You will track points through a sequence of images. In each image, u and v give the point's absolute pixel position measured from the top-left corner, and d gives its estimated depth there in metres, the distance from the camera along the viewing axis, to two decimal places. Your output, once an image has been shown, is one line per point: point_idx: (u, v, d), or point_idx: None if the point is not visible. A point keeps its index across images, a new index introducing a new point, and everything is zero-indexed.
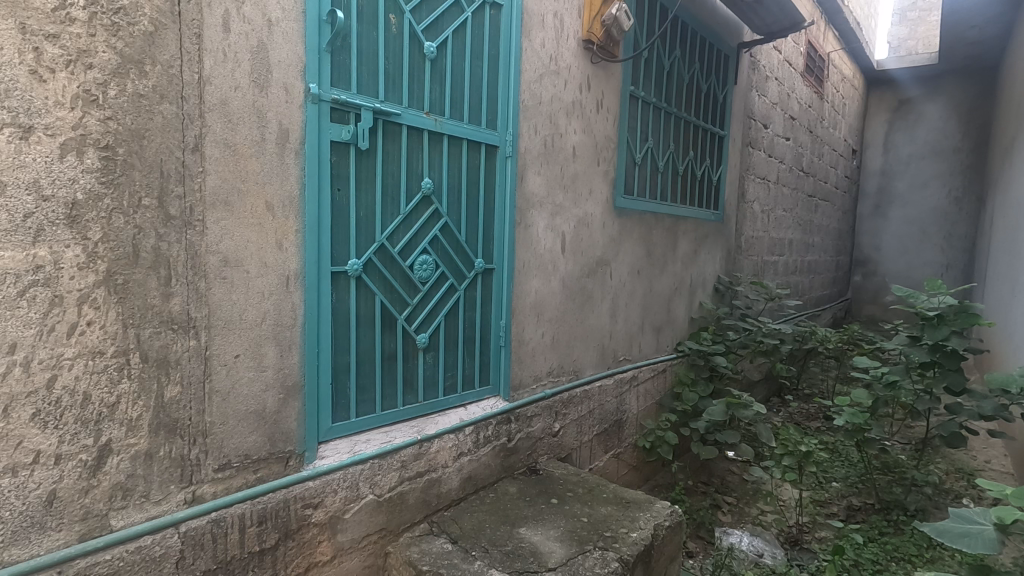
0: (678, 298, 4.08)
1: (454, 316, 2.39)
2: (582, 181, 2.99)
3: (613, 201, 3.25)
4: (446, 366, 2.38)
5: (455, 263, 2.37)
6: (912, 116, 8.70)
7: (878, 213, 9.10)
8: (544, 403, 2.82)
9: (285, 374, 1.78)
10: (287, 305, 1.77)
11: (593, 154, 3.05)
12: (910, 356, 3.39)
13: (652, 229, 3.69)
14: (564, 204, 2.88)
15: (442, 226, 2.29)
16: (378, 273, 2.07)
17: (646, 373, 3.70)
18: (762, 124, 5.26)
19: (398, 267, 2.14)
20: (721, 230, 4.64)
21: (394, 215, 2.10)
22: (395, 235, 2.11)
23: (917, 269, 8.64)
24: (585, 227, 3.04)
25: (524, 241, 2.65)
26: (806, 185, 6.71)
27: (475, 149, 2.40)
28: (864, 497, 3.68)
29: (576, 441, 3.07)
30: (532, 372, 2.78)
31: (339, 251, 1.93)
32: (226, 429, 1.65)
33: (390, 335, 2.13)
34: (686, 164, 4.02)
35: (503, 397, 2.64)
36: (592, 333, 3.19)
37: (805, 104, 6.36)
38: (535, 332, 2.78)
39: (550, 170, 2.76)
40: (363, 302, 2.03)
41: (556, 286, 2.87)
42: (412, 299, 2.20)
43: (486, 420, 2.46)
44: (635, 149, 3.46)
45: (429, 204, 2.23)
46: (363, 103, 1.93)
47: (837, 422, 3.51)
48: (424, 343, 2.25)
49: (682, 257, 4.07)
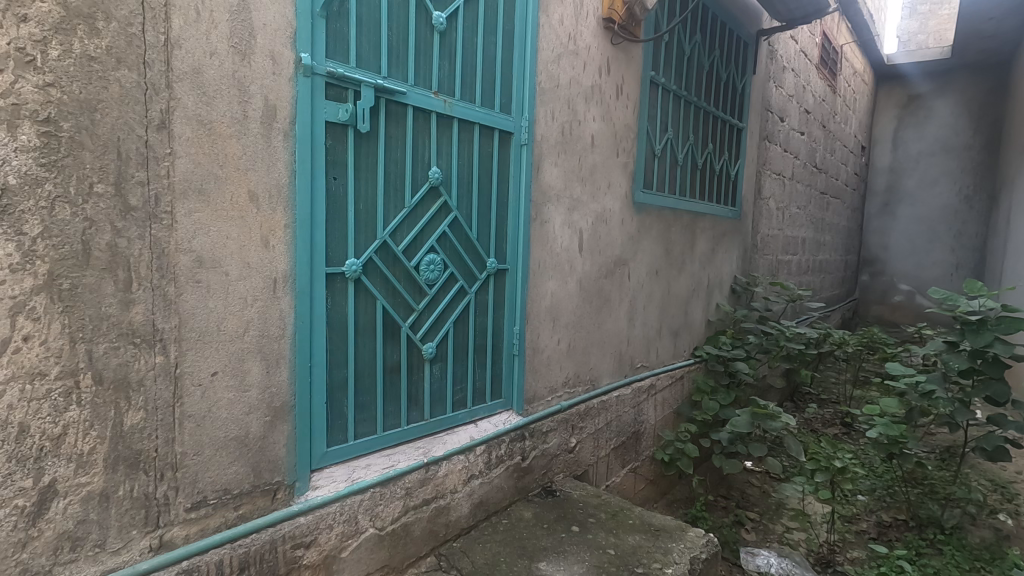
0: (696, 299, 3.84)
1: (464, 323, 2.14)
2: (601, 173, 2.74)
3: (632, 195, 3.00)
4: (455, 378, 2.13)
5: (466, 264, 2.12)
6: (922, 112, 8.46)
7: (886, 212, 8.86)
8: (560, 417, 2.57)
9: (272, 394, 1.52)
10: (273, 313, 1.51)
11: (612, 144, 2.80)
12: (948, 364, 3.17)
13: (671, 226, 3.45)
14: (582, 198, 2.63)
15: (452, 221, 2.03)
16: (379, 275, 1.81)
17: (664, 380, 3.45)
18: (778, 117, 5.02)
19: (403, 268, 1.88)
20: (739, 228, 4.40)
21: (399, 208, 1.84)
22: (399, 232, 1.85)
23: (927, 269, 8.45)
24: (604, 223, 2.79)
25: (540, 239, 2.40)
26: (818, 182, 6.49)
27: (487, 136, 2.15)
28: (894, 513, 3.46)
29: (593, 457, 2.82)
30: (547, 384, 2.53)
31: (334, 249, 1.67)
32: (201, 461, 1.39)
33: (393, 345, 1.88)
34: (705, 157, 3.78)
35: (517, 411, 2.39)
36: (609, 338, 2.95)
37: (819, 97, 6.13)
38: (550, 339, 2.53)
39: (567, 161, 2.51)
40: (363, 309, 1.77)
41: (573, 288, 2.62)
42: (419, 304, 1.94)
43: (499, 437, 2.22)
44: (655, 141, 3.21)
45: (437, 196, 1.97)
46: (364, 78, 1.67)
47: (870, 434, 3.28)
48: (431, 354, 2.00)
49: (700, 256, 3.83)
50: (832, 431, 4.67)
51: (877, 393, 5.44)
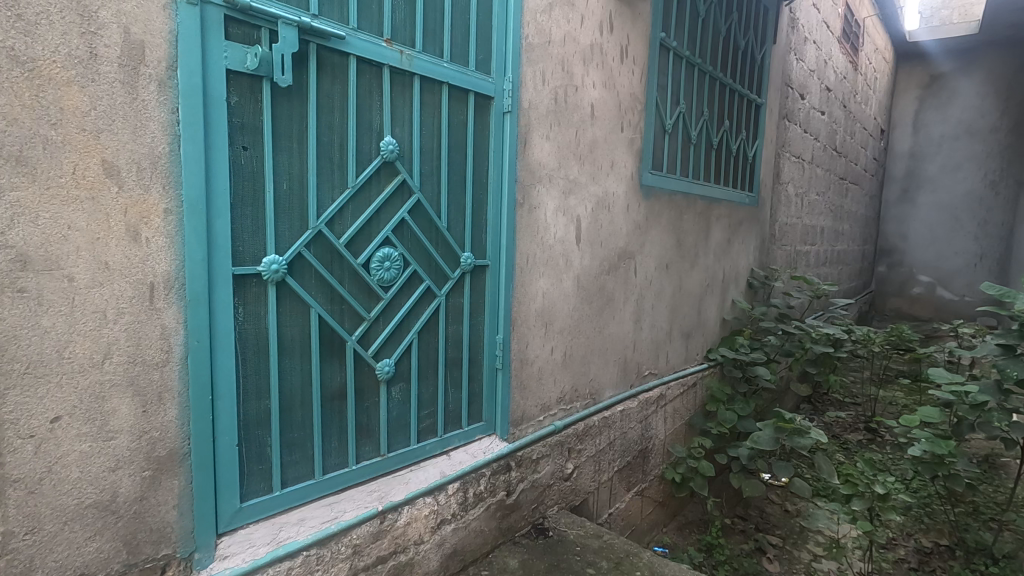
0: (710, 296, 3.42)
1: (431, 333, 1.74)
2: (602, 151, 2.31)
3: (638, 178, 2.58)
4: (421, 402, 1.72)
5: (433, 261, 1.71)
6: (945, 93, 7.92)
7: (905, 199, 8.35)
8: (554, 439, 2.17)
9: (152, 440, 1.12)
10: (152, 330, 1.10)
11: (615, 117, 2.38)
12: (1004, 371, 2.72)
13: (683, 214, 3.02)
14: (580, 179, 2.20)
15: (413, 205, 1.61)
16: (314, 275, 1.40)
17: (674, 390, 3.04)
18: (799, 94, 4.57)
19: (348, 266, 1.47)
20: (756, 216, 3.97)
21: (341, 190, 1.43)
22: (340, 221, 1.44)
23: (948, 260, 7.96)
24: (606, 210, 2.37)
25: (529, 228, 1.98)
26: (838, 167, 6.03)
27: (458, 101, 1.73)
28: (934, 537, 3.04)
29: (594, 483, 2.42)
30: (538, 402, 2.12)
31: (246, 243, 1.25)
32: (38, 542, 0.99)
33: (335, 366, 1.47)
34: (721, 136, 3.33)
35: (501, 436, 1.98)
36: (612, 344, 2.53)
37: (841, 74, 5.65)
38: (542, 348, 2.11)
39: (562, 134, 2.08)
40: (289, 320, 1.36)
41: (569, 288, 2.21)
42: (370, 312, 1.54)
43: (478, 471, 1.82)
44: (665, 115, 2.78)
45: (393, 174, 1.55)
46: (282, 13, 1.24)
47: (912, 452, 2.83)
48: (387, 374, 1.59)
49: (714, 248, 3.41)
50: (856, 437, 4.30)
51: (902, 394, 5.01)
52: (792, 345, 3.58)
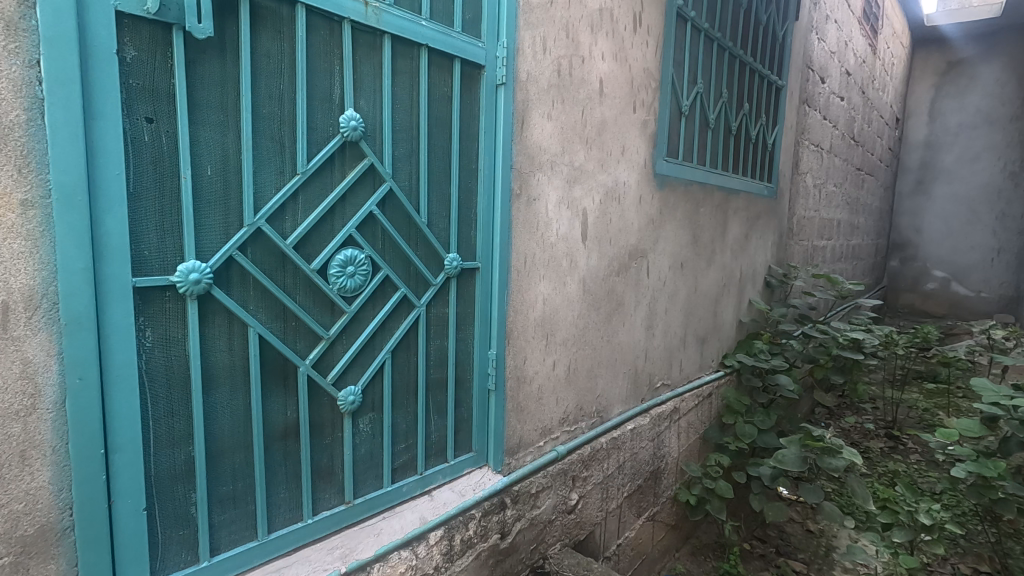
0: (726, 297, 3.13)
1: (407, 352, 1.45)
2: (612, 134, 2.00)
3: (651, 166, 2.27)
4: (396, 435, 1.43)
5: (411, 263, 1.41)
6: (963, 79, 7.51)
7: (920, 190, 7.97)
8: (556, 468, 1.88)
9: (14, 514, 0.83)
10: (8, 368, 0.80)
11: (627, 94, 2.07)
12: None
13: (699, 206, 2.72)
14: (586, 167, 1.89)
15: (384, 195, 1.31)
16: (253, 286, 1.10)
17: (689, 402, 2.75)
18: (819, 77, 4.24)
19: (299, 273, 1.18)
20: (775, 209, 3.67)
21: (287, 177, 1.13)
22: (286, 215, 1.14)
23: (964, 254, 7.64)
24: (615, 202, 2.07)
25: (528, 224, 1.68)
26: (855, 156, 5.71)
27: (441, 69, 1.43)
28: (976, 564, 2.76)
29: (601, 513, 2.14)
30: (538, 425, 1.83)
31: (154, 245, 0.96)
32: None
33: (284, 399, 1.18)
34: (740, 120, 3.01)
35: (494, 468, 1.69)
36: (621, 354, 2.24)
37: (860, 57, 5.31)
38: (542, 363, 1.81)
39: (566, 113, 1.78)
40: (218, 344, 1.06)
41: (574, 293, 1.92)
42: (329, 330, 1.24)
43: (467, 514, 1.52)
44: (682, 95, 2.46)
45: (359, 158, 1.25)
46: None
47: (956, 474, 2.53)
48: (353, 404, 1.29)
49: (731, 244, 3.11)
50: (876, 445, 4.10)
51: (922, 399, 4.79)
52: (816, 350, 3.28)
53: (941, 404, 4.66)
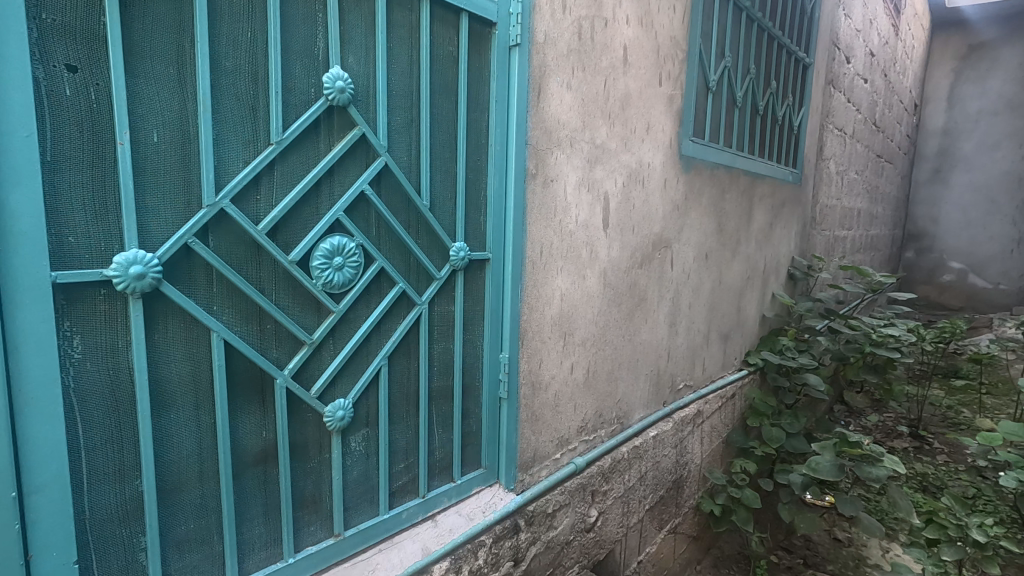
0: (750, 290, 2.92)
1: (407, 358, 1.25)
2: (636, 109, 1.79)
3: (676, 146, 2.05)
4: (394, 452, 1.24)
5: (410, 253, 1.20)
6: (985, 63, 6.92)
7: (937, 179, 7.39)
8: (574, 483, 1.68)
9: None
10: None
11: (653, 65, 1.85)
12: None
13: (725, 192, 2.50)
14: (608, 145, 1.68)
15: (378, 173, 1.10)
16: (217, 282, 0.90)
17: (712, 404, 2.55)
18: (845, 57, 4.00)
19: (275, 267, 0.97)
20: (800, 197, 3.45)
21: (258, 147, 0.93)
22: (259, 195, 0.94)
23: (981, 245, 7.08)
24: (639, 185, 1.85)
25: (545, 208, 1.47)
26: (876, 143, 5.48)
27: (444, 24, 1.21)
28: None
29: (621, 529, 1.94)
30: (554, 435, 1.63)
31: (81, 229, 0.75)
32: None
33: (259, 416, 0.98)
34: (767, 100, 2.79)
35: (506, 486, 1.49)
36: (644, 353, 2.04)
37: (884, 38, 5.06)
38: (559, 367, 1.61)
39: (587, 83, 1.56)
40: (172, 353, 0.86)
41: (595, 288, 1.71)
42: (313, 334, 1.04)
43: (476, 542, 1.32)
44: (710, 70, 2.24)
45: (347, 128, 1.05)
46: None
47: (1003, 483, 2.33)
48: (342, 421, 1.09)
49: (757, 234, 2.90)
50: (901, 445, 3.90)
51: (944, 395, 4.60)
52: (847, 348, 3.06)
53: (965, 400, 4.47)
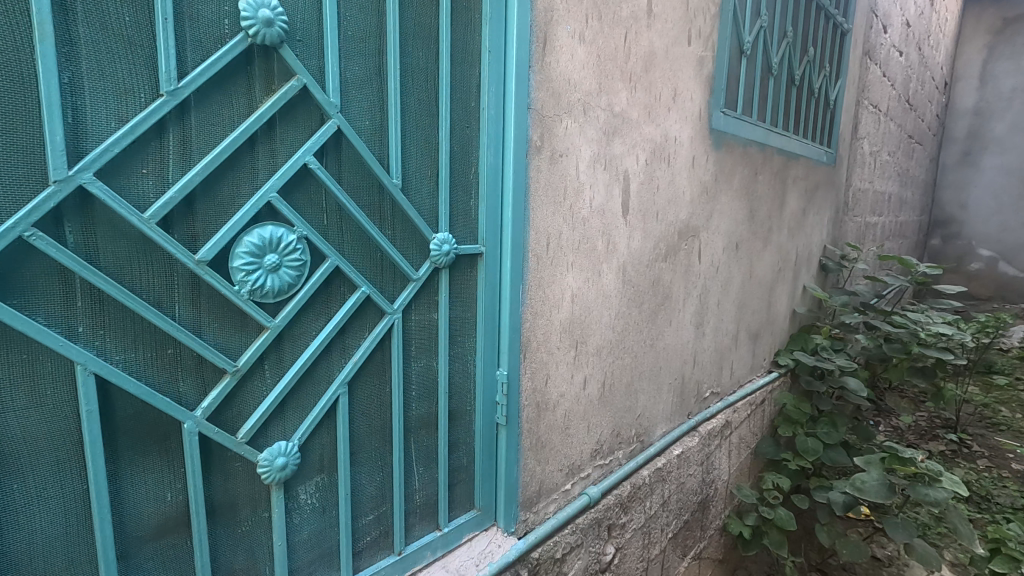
0: (782, 284, 2.63)
1: (378, 381, 0.98)
2: (661, 72, 1.49)
3: (706, 119, 1.75)
4: (360, 500, 0.97)
5: (376, 248, 0.93)
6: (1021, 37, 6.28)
7: (967, 161, 6.84)
8: (587, 518, 1.41)
9: None
10: None
11: (681, 19, 1.55)
12: None
13: (757, 173, 2.19)
14: (628, 115, 1.39)
15: (326, 141, 0.83)
16: (83, 293, 0.63)
17: (741, 413, 2.27)
18: (882, 26, 3.64)
19: (176, 269, 0.70)
20: (835, 180, 3.13)
21: (143, 101, 0.65)
22: (146, 169, 0.66)
23: (1012, 231, 6.49)
24: (663, 162, 1.56)
25: (553, 189, 1.19)
26: (908, 122, 5.11)
27: None
28: None
29: (641, 563, 1.68)
30: (563, 463, 1.36)
31: None
32: None
33: (162, 472, 0.72)
34: (804, 69, 2.46)
35: (506, 529, 1.22)
36: (667, 360, 1.75)
37: (920, 7, 4.68)
38: (569, 383, 1.34)
39: (603, 35, 1.26)
40: (12, 396, 0.60)
41: (612, 285, 1.43)
42: (239, 361, 0.77)
43: None
44: (744, 30, 1.93)
45: (279, 79, 0.77)
46: None
47: None
48: (284, 472, 0.83)
49: (789, 221, 2.60)
50: (937, 446, 3.60)
51: (979, 391, 4.29)
52: (890, 347, 2.75)
53: (1003, 397, 4.17)
